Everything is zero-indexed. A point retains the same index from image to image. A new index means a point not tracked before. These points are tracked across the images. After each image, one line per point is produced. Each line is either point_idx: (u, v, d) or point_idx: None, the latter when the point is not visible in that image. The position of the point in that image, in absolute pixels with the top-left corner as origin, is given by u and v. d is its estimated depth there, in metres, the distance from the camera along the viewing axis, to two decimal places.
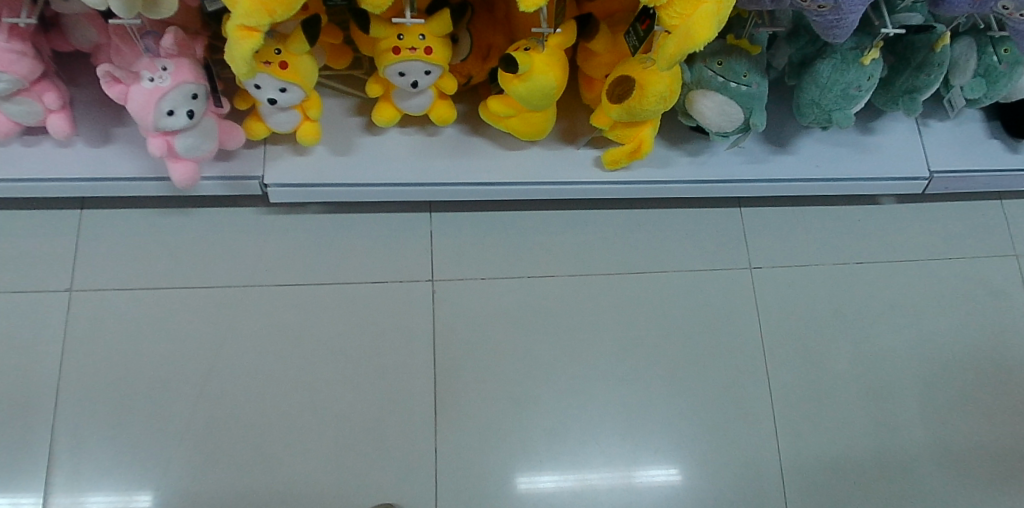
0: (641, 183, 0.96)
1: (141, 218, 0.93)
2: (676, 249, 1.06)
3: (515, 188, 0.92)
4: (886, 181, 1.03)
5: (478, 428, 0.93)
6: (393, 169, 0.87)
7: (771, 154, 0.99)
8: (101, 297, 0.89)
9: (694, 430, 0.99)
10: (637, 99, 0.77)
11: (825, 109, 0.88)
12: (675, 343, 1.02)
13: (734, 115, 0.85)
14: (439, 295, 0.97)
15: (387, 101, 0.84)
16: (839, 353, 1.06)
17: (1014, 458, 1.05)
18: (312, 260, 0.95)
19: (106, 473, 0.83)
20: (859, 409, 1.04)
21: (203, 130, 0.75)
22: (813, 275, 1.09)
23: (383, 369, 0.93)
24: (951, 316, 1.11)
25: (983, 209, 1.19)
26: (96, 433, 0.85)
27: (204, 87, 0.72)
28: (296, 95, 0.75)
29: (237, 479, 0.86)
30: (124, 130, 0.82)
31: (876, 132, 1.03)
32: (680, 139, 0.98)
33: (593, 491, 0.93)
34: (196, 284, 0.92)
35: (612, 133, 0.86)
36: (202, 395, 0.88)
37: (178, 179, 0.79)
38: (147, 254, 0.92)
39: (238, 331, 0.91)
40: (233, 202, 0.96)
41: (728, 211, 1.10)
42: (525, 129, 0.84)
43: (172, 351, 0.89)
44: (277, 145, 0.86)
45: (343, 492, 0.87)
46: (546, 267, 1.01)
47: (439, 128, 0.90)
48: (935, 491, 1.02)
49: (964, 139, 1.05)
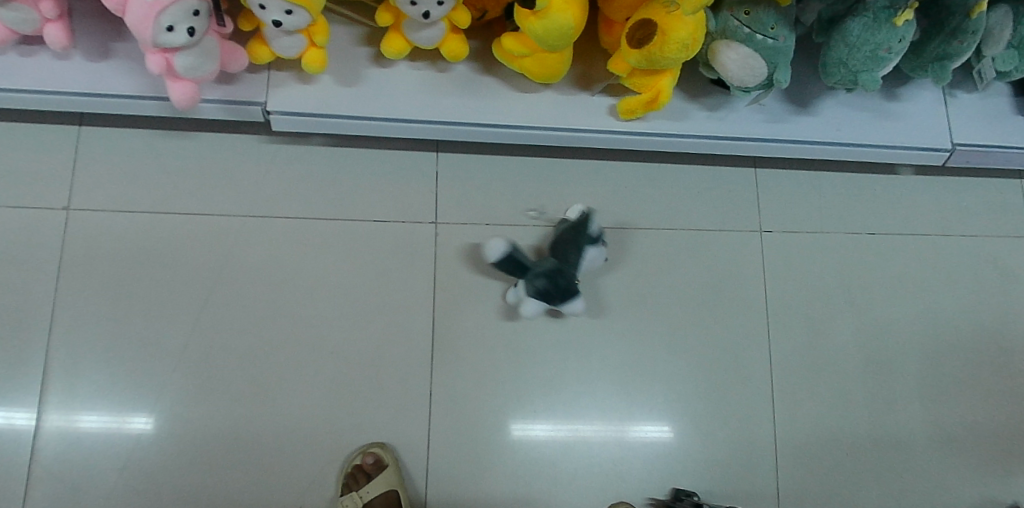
0: (655, 135, 0.93)
1: (141, 139, 0.91)
2: (685, 207, 1.04)
3: (526, 132, 0.89)
4: (906, 150, 1.00)
5: (474, 373, 0.93)
6: (404, 105, 0.84)
7: (792, 114, 0.96)
8: (98, 219, 0.88)
9: (689, 390, 0.99)
10: (658, 46, 0.75)
11: (852, 69, 0.84)
12: (677, 301, 1.01)
13: (757, 69, 0.82)
14: (441, 237, 0.95)
15: (397, 32, 0.80)
16: (842, 324, 1.07)
17: (999, 437, 1.10)
18: (315, 194, 0.93)
19: (99, 394, 0.84)
20: (855, 381, 1.06)
21: (204, 49, 0.72)
22: (822, 243, 1.09)
23: (379, 309, 0.92)
24: (956, 295, 1.13)
25: (1002, 188, 1.17)
26: (90, 354, 0.85)
27: (206, 4, 0.69)
28: (303, 19, 0.72)
29: (230, 409, 0.86)
30: (124, 45, 0.79)
31: (903, 99, 1.00)
32: (698, 92, 0.94)
33: (588, 444, 0.95)
34: (195, 211, 0.90)
35: (629, 80, 0.83)
36: (197, 322, 0.88)
37: (178, 100, 0.76)
38: (146, 177, 0.90)
39: (236, 261, 0.90)
40: (235, 128, 0.93)
41: (743, 172, 1.08)
42: (539, 70, 0.81)
43: (169, 277, 0.88)
44: (282, 71, 0.83)
45: (336, 428, 0.88)
46: (554, 217, 0.99)
47: (450, 64, 0.87)
48: (920, 464, 1.06)
49: (993, 113, 1.01)
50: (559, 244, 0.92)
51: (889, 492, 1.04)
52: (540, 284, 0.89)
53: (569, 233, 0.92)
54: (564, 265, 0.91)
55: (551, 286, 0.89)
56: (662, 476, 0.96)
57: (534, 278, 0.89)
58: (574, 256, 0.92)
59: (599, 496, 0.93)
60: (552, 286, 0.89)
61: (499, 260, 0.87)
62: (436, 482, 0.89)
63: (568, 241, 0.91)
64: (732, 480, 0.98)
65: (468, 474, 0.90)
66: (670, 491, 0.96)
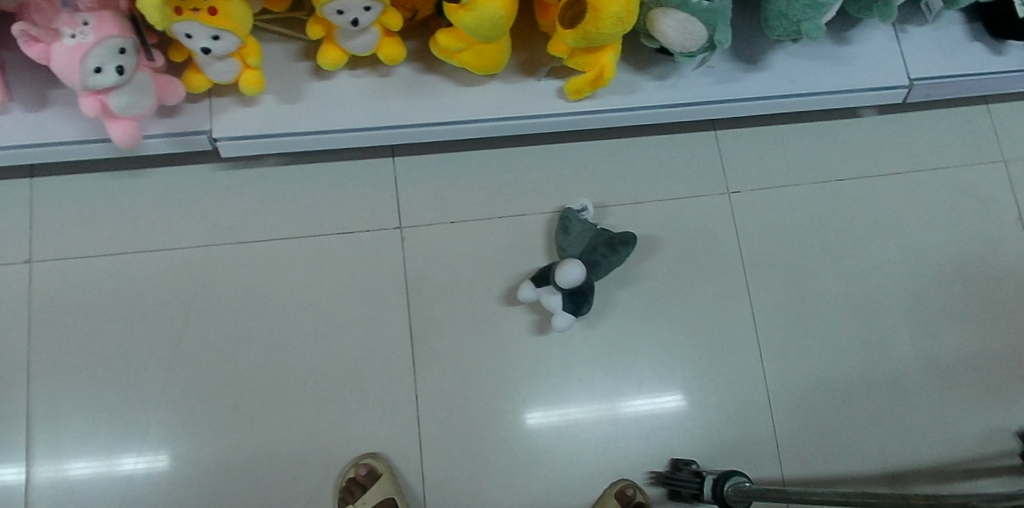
0: (607, 111, 0.92)
1: (95, 182, 0.91)
2: (650, 179, 1.04)
3: (477, 125, 0.89)
4: (863, 92, 0.99)
5: (459, 372, 0.93)
6: (349, 114, 0.84)
7: (743, 72, 0.96)
8: (63, 268, 0.88)
9: (675, 360, 1.00)
10: (592, 23, 0.73)
11: (793, 20, 0.84)
12: (654, 273, 1.01)
13: (698, 33, 0.81)
14: (408, 241, 0.95)
15: (331, 43, 0.80)
16: (822, 274, 1.07)
17: (994, 365, 1.10)
18: (277, 214, 0.93)
19: (87, 440, 0.85)
20: (842, 330, 1.06)
21: (138, 86, 0.72)
22: (792, 197, 1.08)
23: (355, 320, 0.92)
24: (935, 230, 1.12)
25: (969, 116, 1.17)
26: (72, 402, 0.85)
27: (132, 41, 0.69)
28: (231, 43, 0.72)
29: (219, 438, 0.87)
30: (61, 92, 0.78)
31: (854, 41, 0.99)
32: (646, 62, 0.93)
33: (581, 427, 0.95)
34: (158, 247, 0.90)
35: (572, 61, 0.83)
36: (175, 356, 0.88)
37: (120, 140, 0.76)
38: (105, 220, 0.90)
39: (206, 291, 0.90)
40: (188, 159, 0.93)
41: (703, 135, 1.07)
42: (479, 63, 0.80)
43: (141, 316, 0.89)
44: (222, 97, 0.82)
45: (327, 443, 0.89)
46: (520, 206, 0.99)
47: (392, 68, 0.86)
48: (917, 403, 1.06)
49: (946, 44, 1.00)
50: (597, 261, 0.91)
51: (888, 434, 1.04)
52: (580, 305, 0.90)
53: (609, 251, 0.91)
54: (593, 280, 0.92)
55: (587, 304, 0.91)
56: (658, 449, 0.97)
57: (575, 298, 0.89)
58: (598, 270, 0.92)
59: (598, 476, 0.94)
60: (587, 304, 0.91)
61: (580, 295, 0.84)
62: (433, 484, 0.90)
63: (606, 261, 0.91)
64: (728, 443, 0.99)
65: (465, 471, 0.91)
66: (669, 462, 0.96)
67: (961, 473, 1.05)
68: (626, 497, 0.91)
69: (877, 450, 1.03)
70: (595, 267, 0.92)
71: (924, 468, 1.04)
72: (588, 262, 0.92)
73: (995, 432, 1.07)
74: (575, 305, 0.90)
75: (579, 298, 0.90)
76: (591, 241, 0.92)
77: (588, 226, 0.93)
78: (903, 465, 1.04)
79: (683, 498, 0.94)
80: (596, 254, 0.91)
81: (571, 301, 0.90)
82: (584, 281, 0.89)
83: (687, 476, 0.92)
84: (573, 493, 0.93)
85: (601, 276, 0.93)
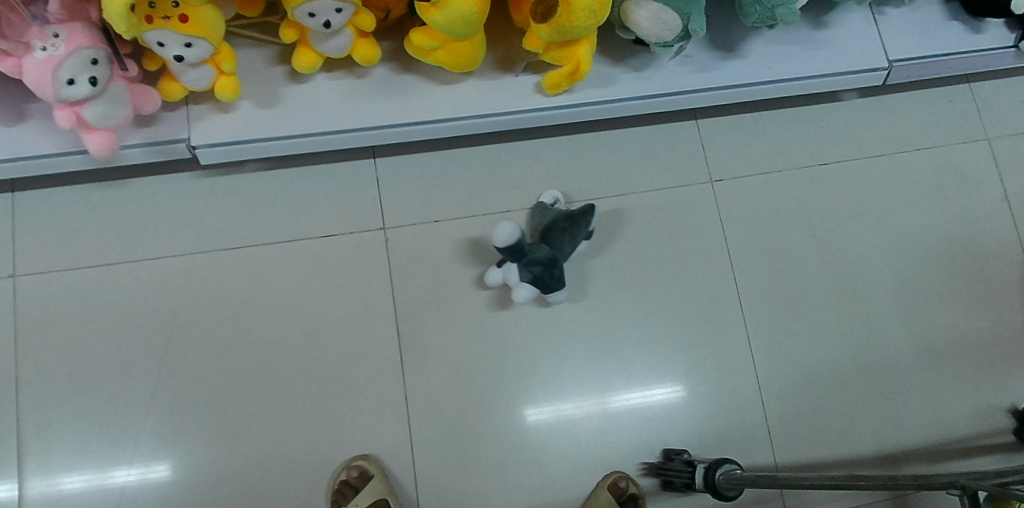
0: (586, 105, 0.92)
1: (77, 195, 0.91)
2: (633, 170, 1.04)
3: (456, 123, 0.89)
4: (842, 76, 0.99)
5: (447, 370, 0.93)
6: (327, 117, 0.84)
7: (720, 60, 0.96)
8: (47, 282, 0.88)
9: (664, 350, 1.00)
10: (565, 16, 0.73)
11: (768, 6, 0.83)
12: (639, 264, 1.02)
13: (672, 23, 0.80)
14: (392, 241, 0.95)
15: (305, 46, 0.80)
16: (808, 259, 1.07)
17: (984, 343, 1.10)
18: (260, 220, 0.93)
19: (78, 453, 0.85)
20: (830, 314, 1.06)
21: (112, 96, 0.72)
22: (776, 183, 1.08)
23: (342, 322, 0.93)
24: (920, 211, 1.13)
25: (951, 95, 1.17)
26: (62, 416, 0.86)
27: (104, 51, 0.69)
28: (204, 49, 0.72)
29: (210, 446, 0.87)
30: (36, 105, 0.78)
31: (832, 25, 0.99)
32: (623, 54, 0.93)
33: (572, 420, 0.95)
34: (142, 257, 0.91)
35: (547, 56, 0.82)
36: (163, 366, 0.88)
37: (97, 150, 0.76)
38: (88, 232, 0.90)
39: (192, 300, 0.90)
40: (169, 168, 0.93)
41: (684, 125, 1.07)
42: (454, 60, 0.80)
43: (127, 327, 0.89)
44: (199, 104, 0.82)
45: (318, 447, 0.89)
46: (503, 202, 0.99)
47: (368, 69, 0.86)
48: (908, 384, 1.06)
49: (924, 24, 1.00)
50: (555, 233, 0.89)
51: (880, 416, 1.05)
52: (538, 273, 0.86)
53: (566, 222, 0.89)
54: (554, 252, 0.88)
55: (548, 275, 0.87)
56: (650, 440, 0.97)
57: (531, 265, 0.86)
58: (560, 242, 0.89)
59: (591, 469, 0.94)
60: (549, 275, 0.87)
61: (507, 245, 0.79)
62: (426, 483, 0.90)
63: (564, 230, 0.89)
64: (720, 431, 0.99)
65: (457, 470, 0.91)
66: (660, 452, 0.96)
67: (954, 452, 1.05)
68: (620, 489, 0.92)
69: (870, 432, 1.04)
70: (556, 239, 0.89)
71: (917, 448, 1.04)
72: (549, 236, 0.89)
73: (987, 409, 1.07)
74: (533, 274, 0.86)
75: (536, 267, 0.86)
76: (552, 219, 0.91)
77: (551, 210, 0.93)
78: (896, 446, 1.04)
79: (676, 488, 0.94)
80: (556, 226, 0.89)
81: (527, 271, 0.86)
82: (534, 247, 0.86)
83: (679, 465, 0.93)
84: (566, 486, 0.93)
85: (567, 251, 0.90)
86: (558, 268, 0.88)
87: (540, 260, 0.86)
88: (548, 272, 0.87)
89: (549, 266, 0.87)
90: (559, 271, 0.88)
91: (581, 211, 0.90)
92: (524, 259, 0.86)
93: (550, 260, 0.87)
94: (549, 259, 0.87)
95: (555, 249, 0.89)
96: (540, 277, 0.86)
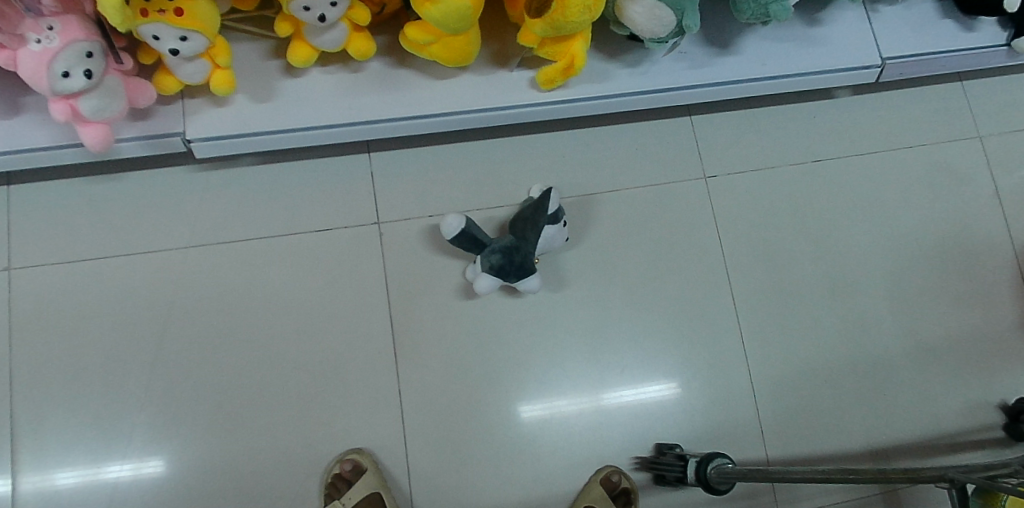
0: (580, 100, 0.93)
1: (72, 189, 0.91)
2: (626, 166, 1.04)
3: (450, 118, 0.89)
4: (835, 73, 1.00)
5: (441, 364, 0.94)
6: (322, 111, 0.84)
7: (714, 57, 0.96)
8: (42, 277, 0.89)
9: (657, 345, 1.01)
10: (559, 11, 0.74)
11: (761, 2, 0.84)
12: (633, 259, 1.02)
13: (666, 18, 0.80)
14: (387, 236, 0.96)
15: (300, 40, 0.80)
16: (801, 255, 1.08)
17: (975, 339, 1.11)
18: (255, 214, 0.94)
19: (73, 447, 0.85)
20: (823, 309, 1.07)
21: (108, 89, 0.72)
22: (770, 179, 1.09)
23: (336, 317, 0.93)
24: (912, 207, 1.13)
25: (944, 93, 1.18)
26: (58, 410, 0.86)
27: (99, 44, 0.69)
28: (199, 43, 0.72)
29: (204, 440, 0.88)
30: (32, 98, 0.78)
31: (826, 22, 0.99)
32: (618, 49, 0.94)
33: (565, 414, 0.96)
34: (137, 251, 0.91)
35: (542, 51, 0.83)
36: (157, 360, 0.89)
37: (92, 144, 0.76)
38: (83, 226, 0.90)
39: (187, 294, 0.91)
40: (164, 162, 0.94)
41: (678, 121, 1.08)
42: (449, 55, 0.81)
43: (123, 320, 0.89)
44: (195, 98, 0.82)
45: (312, 441, 0.89)
46: (498, 197, 0.99)
47: (363, 63, 0.86)
48: (900, 379, 1.07)
49: (917, 22, 1.01)
50: (519, 222, 0.90)
51: (870, 411, 1.05)
52: (496, 261, 0.88)
53: (528, 210, 0.89)
54: (519, 241, 0.89)
55: (507, 263, 0.88)
56: (642, 434, 0.97)
57: (489, 254, 0.88)
58: (525, 231, 0.89)
59: (583, 462, 0.95)
60: (508, 263, 0.88)
61: (455, 236, 0.85)
62: (420, 477, 0.91)
63: (526, 219, 0.89)
64: (712, 426, 1.00)
65: (450, 464, 0.91)
66: (653, 446, 0.97)
67: (943, 447, 1.06)
68: (612, 483, 0.93)
69: (860, 427, 1.05)
70: (520, 229, 0.90)
71: (907, 443, 1.05)
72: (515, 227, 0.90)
73: (977, 405, 1.08)
74: (493, 263, 0.88)
75: (494, 256, 0.88)
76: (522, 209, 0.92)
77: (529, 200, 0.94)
78: (887, 441, 1.05)
79: (668, 482, 0.95)
80: (520, 216, 0.90)
81: (487, 261, 0.88)
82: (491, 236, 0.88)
83: (671, 460, 0.93)
84: (559, 480, 0.94)
85: (532, 241, 0.90)
86: (520, 256, 0.89)
87: (499, 249, 0.88)
88: (506, 260, 0.88)
89: (507, 254, 0.88)
90: (521, 260, 0.89)
91: (542, 196, 0.87)
92: (485, 250, 0.89)
93: (510, 248, 0.89)
94: (509, 247, 0.89)
95: (519, 238, 0.90)
96: (499, 266, 0.88)
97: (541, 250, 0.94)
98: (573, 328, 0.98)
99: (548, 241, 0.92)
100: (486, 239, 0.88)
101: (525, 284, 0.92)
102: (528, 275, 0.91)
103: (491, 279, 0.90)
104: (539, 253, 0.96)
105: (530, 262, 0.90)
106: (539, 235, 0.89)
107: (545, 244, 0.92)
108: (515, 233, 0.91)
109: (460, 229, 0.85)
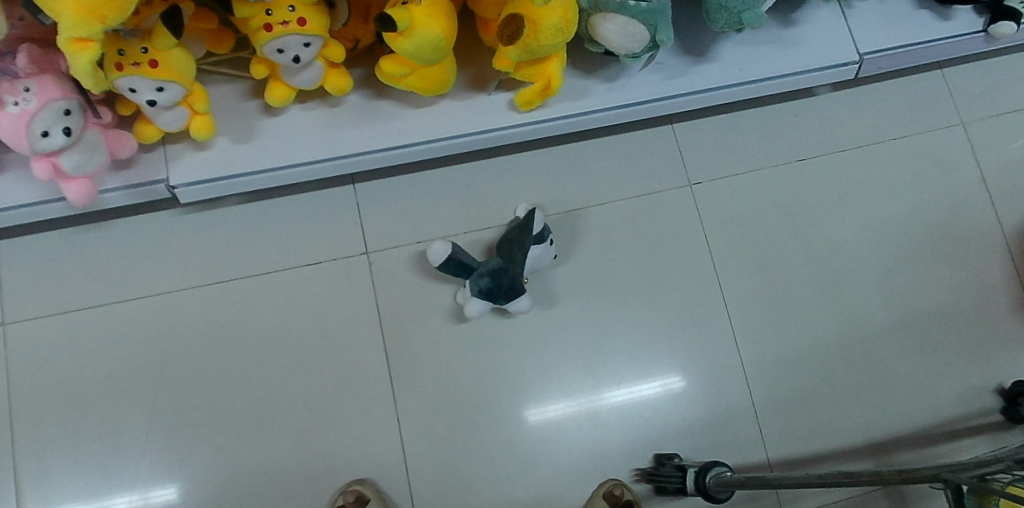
0: (561, 118, 0.93)
1: (61, 239, 0.92)
2: (610, 179, 1.05)
3: (430, 146, 0.89)
4: (813, 72, 1.00)
5: (438, 388, 0.94)
6: (304, 148, 0.85)
7: (691, 65, 0.96)
8: (36, 327, 0.89)
9: (652, 355, 1.01)
10: (532, 36, 0.74)
11: (734, 11, 0.84)
12: (623, 272, 1.03)
13: (639, 34, 0.80)
14: (376, 265, 0.96)
15: (277, 80, 0.81)
16: (791, 256, 1.09)
17: (969, 328, 1.11)
18: (244, 252, 0.94)
19: (77, 492, 0.86)
20: (815, 308, 1.08)
21: (88, 144, 0.73)
22: (755, 182, 1.09)
23: (331, 349, 0.94)
24: (899, 200, 1.14)
25: (926, 83, 1.18)
26: (61, 457, 0.87)
27: (77, 101, 0.69)
28: (176, 92, 0.72)
29: (206, 476, 0.88)
30: (15, 155, 0.79)
31: (802, 22, 0.99)
32: (595, 64, 0.94)
33: (564, 430, 0.97)
34: (129, 297, 0.91)
35: (519, 74, 0.83)
36: (157, 403, 0.89)
37: (76, 198, 0.77)
38: (75, 275, 0.91)
39: (180, 336, 0.91)
40: (150, 207, 0.94)
41: (661, 131, 1.08)
42: (425, 85, 0.81)
43: (119, 366, 0.90)
44: (177, 144, 0.83)
45: (313, 472, 0.90)
46: (484, 219, 1.00)
47: (342, 97, 0.87)
48: (895, 373, 1.08)
49: (891, 16, 1.01)
50: (507, 245, 0.90)
51: (868, 406, 1.06)
52: (484, 285, 0.89)
53: (514, 231, 0.89)
54: (507, 263, 0.89)
55: (495, 286, 0.89)
56: (641, 444, 0.98)
57: (477, 278, 0.89)
58: (513, 253, 0.89)
59: (584, 476, 0.96)
60: (496, 285, 0.89)
61: (443, 263, 0.86)
62: (421, 501, 0.91)
63: (512, 240, 0.89)
64: (711, 431, 1.01)
65: (452, 487, 0.92)
66: (653, 457, 0.98)
67: (942, 437, 1.06)
68: (615, 496, 0.91)
69: (859, 423, 1.05)
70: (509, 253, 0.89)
71: (906, 436, 1.06)
72: (506, 251, 0.90)
73: (975, 392, 1.09)
74: (482, 287, 0.89)
75: (484, 280, 0.89)
76: (509, 231, 0.91)
77: (516, 220, 0.94)
78: (886, 435, 1.05)
79: (669, 492, 0.96)
80: (507, 239, 0.90)
81: (477, 286, 0.89)
82: (478, 259, 0.89)
83: (670, 471, 0.94)
84: (561, 495, 0.95)
85: (519, 264, 0.89)
86: (508, 278, 0.89)
87: (486, 272, 0.89)
88: (494, 283, 0.89)
89: (495, 277, 0.89)
90: (509, 282, 0.89)
91: (526, 217, 0.89)
92: (474, 274, 0.89)
93: (497, 270, 0.89)
94: (497, 269, 0.89)
95: (507, 259, 0.90)
96: (488, 290, 0.89)
97: (530, 270, 0.94)
98: (567, 343, 0.99)
99: (535, 262, 0.93)
100: (473, 262, 0.89)
101: (516, 305, 0.92)
102: (518, 296, 0.92)
103: (480, 302, 0.90)
104: (528, 273, 0.96)
105: (519, 283, 0.90)
106: (526, 256, 0.89)
107: (533, 263, 0.93)
108: (503, 255, 0.91)
109: (446, 256, 0.85)
